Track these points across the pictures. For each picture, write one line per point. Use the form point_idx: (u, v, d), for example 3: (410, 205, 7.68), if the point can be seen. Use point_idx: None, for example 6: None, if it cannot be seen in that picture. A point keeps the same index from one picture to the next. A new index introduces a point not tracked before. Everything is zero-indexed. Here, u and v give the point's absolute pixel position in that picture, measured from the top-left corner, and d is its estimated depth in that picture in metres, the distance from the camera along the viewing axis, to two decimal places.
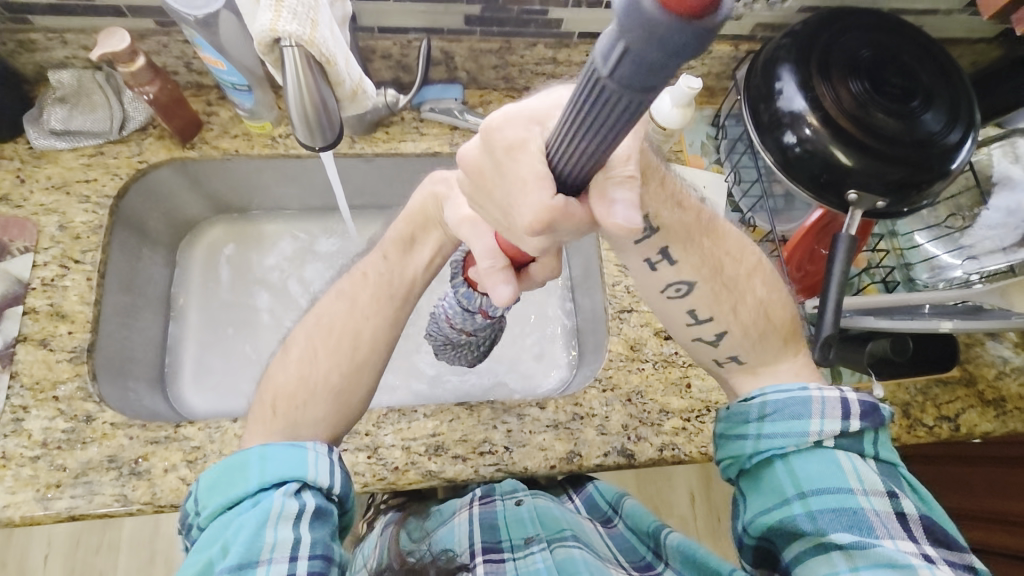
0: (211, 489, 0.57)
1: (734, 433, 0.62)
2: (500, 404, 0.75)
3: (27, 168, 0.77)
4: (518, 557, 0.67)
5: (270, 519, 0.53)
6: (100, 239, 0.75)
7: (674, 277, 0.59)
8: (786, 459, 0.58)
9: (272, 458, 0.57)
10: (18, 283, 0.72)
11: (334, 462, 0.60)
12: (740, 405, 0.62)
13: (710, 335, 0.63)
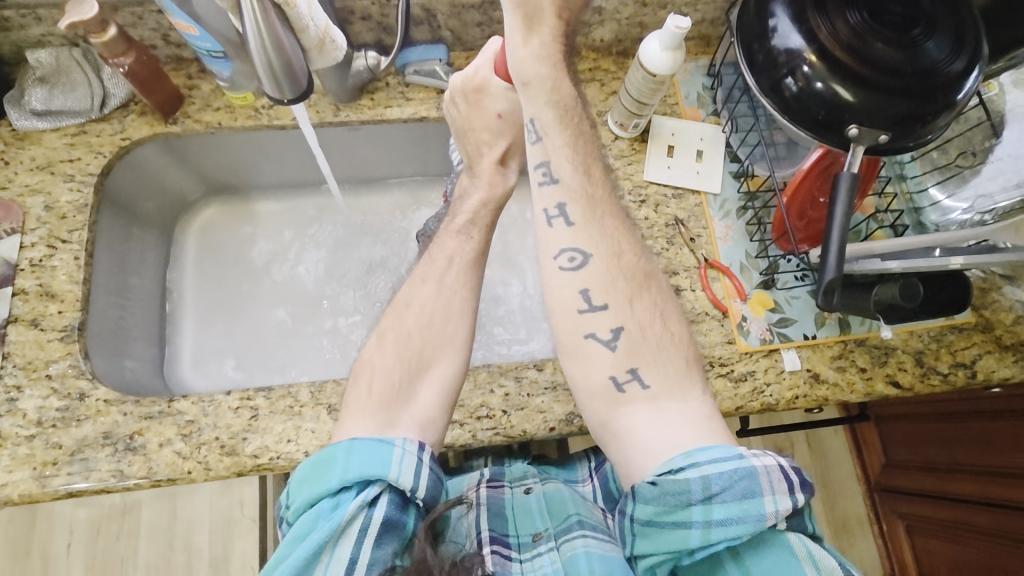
0: (302, 482, 0.57)
1: (674, 524, 0.51)
2: (496, 367, 0.73)
3: (11, 151, 0.76)
4: (524, 560, 0.66)
5: (338, 527, 0.53)
6: (86, 218, 0.74)
7: (568, 241, 0.62)
8: (734, 548, 0.50)
9: (356, 455, 0.56)
10: (6, 265, 0.71)
11: (420, 465, 0.58)
12: (674, 487, 0.51)
13: (606, 333, 0.60)
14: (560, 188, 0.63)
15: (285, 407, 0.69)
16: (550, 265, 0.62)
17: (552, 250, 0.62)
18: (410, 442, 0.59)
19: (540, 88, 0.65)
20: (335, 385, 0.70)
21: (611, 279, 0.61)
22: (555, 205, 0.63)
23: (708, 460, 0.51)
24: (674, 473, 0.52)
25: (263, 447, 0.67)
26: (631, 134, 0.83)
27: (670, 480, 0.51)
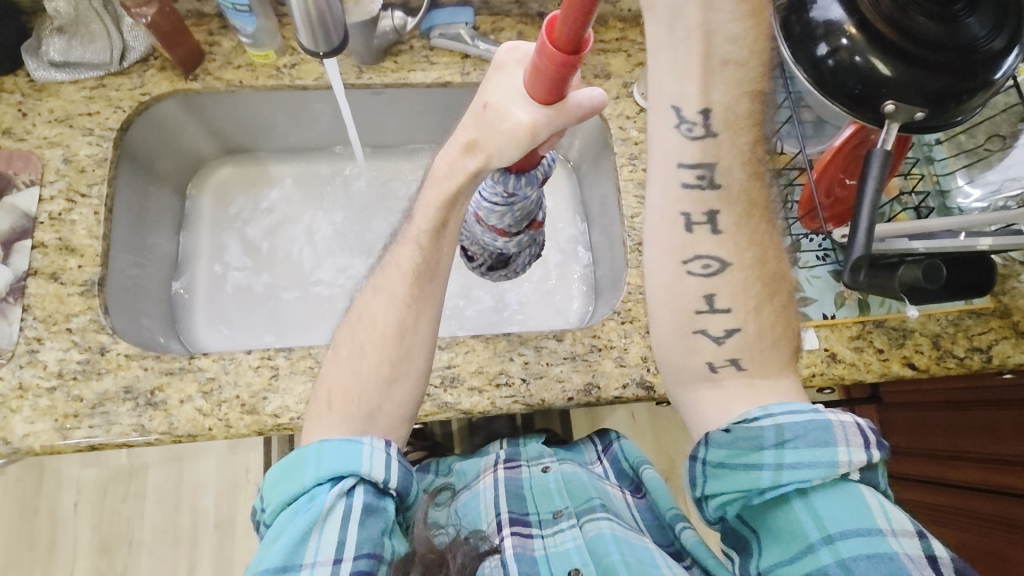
0: (274, 485, 0.59)
1: (745, 466, 0.53)
2: (516, 336, 0.74)
3: (29, 103, 0.74)
4: (547, 536, 0.72)
5: (318, 520, 0.55)
6: (106, 172, 0.73)
7: (708, 246, 0.53)
8: (801, 494, 0.53)
9: (326, 455, 0.58)
10: (26, 218, 0.70)
11: (391, 456, 0.60)
12: (746, 432, 0.53)
13: (717, 331, 0.55)
14: (688, 178, 0.52)
15: (305, 368, 0.69)
16: (673, 274, 0.55)
17: (676, 258, 0.54)
18: (377, 438, 0.60)
19: (744, 68, 0.49)
20: None
21: (746, 287, 0.54)
22: (694, 208, 0.52)
23: (783, 410, 0.53)
24: (747, 420, 0.54)
25: (284, 407, 0.67)
26: None
27: (744, 426, 0.53)
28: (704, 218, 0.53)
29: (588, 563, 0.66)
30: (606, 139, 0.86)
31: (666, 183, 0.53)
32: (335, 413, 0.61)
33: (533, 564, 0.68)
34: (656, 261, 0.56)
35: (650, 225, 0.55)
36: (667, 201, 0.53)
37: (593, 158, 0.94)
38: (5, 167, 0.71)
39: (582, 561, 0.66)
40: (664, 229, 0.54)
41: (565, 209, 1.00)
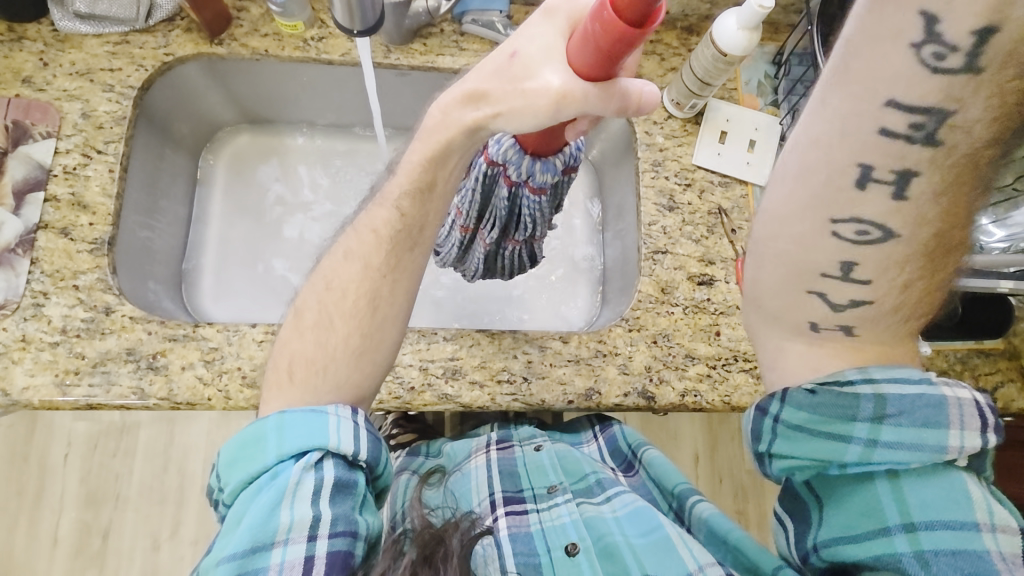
0: (232, 466, 0.58)
1: (830, 436, 0.48)
2: (522, 334, 0.73)
3: (51, 53, 0.72)
4: (542, 509, 0.74)
5: (286, 496, 0.54)
6: (124, 131, 0.72)
7: (874, 215, 0.40)
8: (891, 475, 0.48)
9: (289, 428, 0.57)
10: (39, 169, 0.69)
11: (357, 427, 0.60)
12: (837, 400, 0.48)
13: (839, 298, 0.45)
14: (896, 123, 0.36)
15: None
16: (813, 228, 0.43)
17: (821, 216, 0.42)
18: (342, 408, 0.60)
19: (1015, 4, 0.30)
20: None
21: (901, 263, 0.42)
22: (882, 160, 0.38)
23: (888, 379, 0.47)
24: (841, 384, 0.48)
25: None
26: (685, 114, 0.81)
27: (835, 391, 0.48)
28: (893, 177, 0.38)
29: (586, 538, 0.70)
30: (630, 145, 0.85)
31: (856, 125, 0.38)
32: (294, 390, 0.61)
33: (531, 540, 0.70)
34: (780, 205, 0.44)
35: (799, 158, 0.41)
36: (851, 147, 0.38)
37: (614, 160, 0.93)
38: (22, 116, 0.70)
39: (580, 536, 0.70)
40: (825, 180, 0.40)
41: (581, 208, 0.99)
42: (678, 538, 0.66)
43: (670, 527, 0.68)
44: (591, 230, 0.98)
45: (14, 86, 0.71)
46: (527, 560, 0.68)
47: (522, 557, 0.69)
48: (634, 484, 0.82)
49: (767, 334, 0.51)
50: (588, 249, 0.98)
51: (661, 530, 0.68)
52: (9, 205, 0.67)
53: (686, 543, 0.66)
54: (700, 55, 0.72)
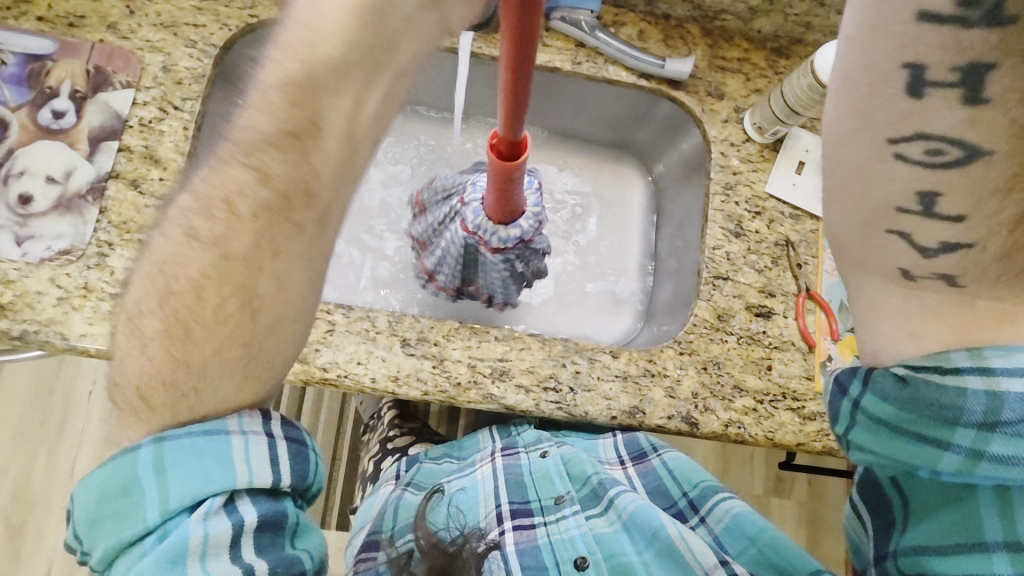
0: (95, 524, 0.46)
1: (922, 437, 0.44)
2: (573, 343, 0.72)
3: (139, 1, 0.72)
4: (549, 522, 0.74)
5: (194, 559, 0.45)
6: (202, 89, 0.71)
7: (953, 122, 0.36)
8: (1000, 487, 0.43)
9: (169, 468, 0.46)
10: (116, 117, 0.68)
11: (276, 453, 0.49)
12: (932, 395, 0.42)
13: (926, 240, 0.40)
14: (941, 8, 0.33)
15: (361, 330, 0.69)
16: (870, 154, 0.39)
17: (881, 137, 0.38)
18: (248, 420, 0.48)
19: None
20: (413, 320, 0.70)
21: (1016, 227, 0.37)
22: (936, 62, 0.34)
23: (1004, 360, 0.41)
24: (942, 370, 0.42)
25: (334, 363, 0.67)
26: (764, 139, 0.79)
27: (932, 384, 0.42)
28: (952, 78, 0.34)
29: (596, 552, 0.70)
30: (700, 164, 0.83)
31: (890, 15, 0.35)
32: (145, 422, 0.47)
33: (539, 554, 0.71)
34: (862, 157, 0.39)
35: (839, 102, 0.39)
36: (887, 45, 0.35)
37: (677, 176, 0.90)
38: (105, 63, 0.69)
39: (590, 550, 0.70)
40: (867, 90, 0.37)
41: (635, 220, 0.98)
42: (680, 540, 0.67)
43: (670, 528, 0.68)
44: (643, 243, 0.97)
45: (99, 31, 0.70)
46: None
47: (532, 572, 0.70)
48: (642, 472, 0.79)
49: (861, 285, 0.44)
50: (637, 262, 0.96)
51: (664, 534, 0.68)
52: (84, 151, 0.67)
53: (688, 544, 0.67)
54: (794, 82, 0.71)
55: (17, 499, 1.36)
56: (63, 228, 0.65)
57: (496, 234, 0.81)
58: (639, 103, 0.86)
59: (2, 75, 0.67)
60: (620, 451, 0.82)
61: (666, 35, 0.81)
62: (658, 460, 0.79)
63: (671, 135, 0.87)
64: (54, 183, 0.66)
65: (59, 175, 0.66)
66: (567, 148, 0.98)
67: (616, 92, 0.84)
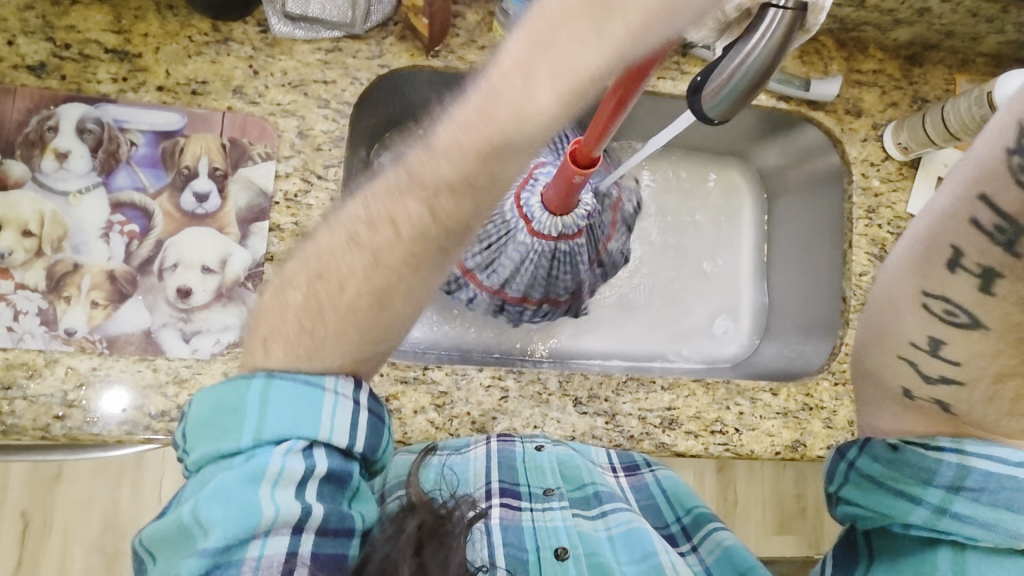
0: (201, 429, 0.46)
1: (899, 492, 0.48)
2: (734, 385, 0.73)
3: (261, 59, 0.65)
4: (535, 509, 0.63)
5: (265, 485, 0.43)
6: (343, 154, 0.66)
7: (968, 301, 0.41)
8: (956, 546, 0.46)
9: (273, 403, 0.45)
10: (261, 195, 0.64)
11: (358, 416, 0.48)
12: (918, 461, 0.47)
13: (930, 370, 0.45)
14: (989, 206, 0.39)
15: (534, 394, 0.69)
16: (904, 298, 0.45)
17: (917, 287, 0.44)
18: (343, 382, 0.47)
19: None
20: (582, 378, 0.70)
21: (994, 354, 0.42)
22: (972, 251, 0.40)
23: (980, 454, 0.46)
24: (928, 447, 0.47)
25: (513, 430, 0.68)
26: (906, 158, 0.78)
27: (917, 452, 0.47)
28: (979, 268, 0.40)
29: (578, 545, 0.60)
30: (832, 183, 0.82)
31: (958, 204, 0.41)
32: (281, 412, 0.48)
33: (522, 534, 0.60)
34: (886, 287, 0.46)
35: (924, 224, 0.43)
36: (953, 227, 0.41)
37: (798, 190, 0.88)
38: (239, 135, 0.64)
39: (572, 543, 0.60)
40: (924, 253, 0.43)
41: (746, 235, 0.94)
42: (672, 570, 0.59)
43: (664, 556, 0.59)
44: (756, 258, 0.94)
45: (225, 97, 0.64)
46: (515, 555, 0.58)
47: (512, 549, 0.58)
48: (635, 486, 0.70)
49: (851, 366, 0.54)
50: (751, 279, 0.93)
51: (656, 558, 0.59)
52: (235, 235, 0.63)
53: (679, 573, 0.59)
54: (962, 109, 0.71)
55: (107, 529, 1.16)
56: (229, 320, 0.62)
57: (553, 226, 0.73)
58: (767, 118, 0.84)
59: (134, 157, 0.62)
60: (612, 457, 0.70)
61: (802, 51, 0.78)
62: (652, 477, 0.71)
63: (801, 152, 0.85)
64: (210, 273, 0.62)
65: (214, 264, 0.63)
66: (678, 163, 0.94)
67: (745, 110, 0.82)
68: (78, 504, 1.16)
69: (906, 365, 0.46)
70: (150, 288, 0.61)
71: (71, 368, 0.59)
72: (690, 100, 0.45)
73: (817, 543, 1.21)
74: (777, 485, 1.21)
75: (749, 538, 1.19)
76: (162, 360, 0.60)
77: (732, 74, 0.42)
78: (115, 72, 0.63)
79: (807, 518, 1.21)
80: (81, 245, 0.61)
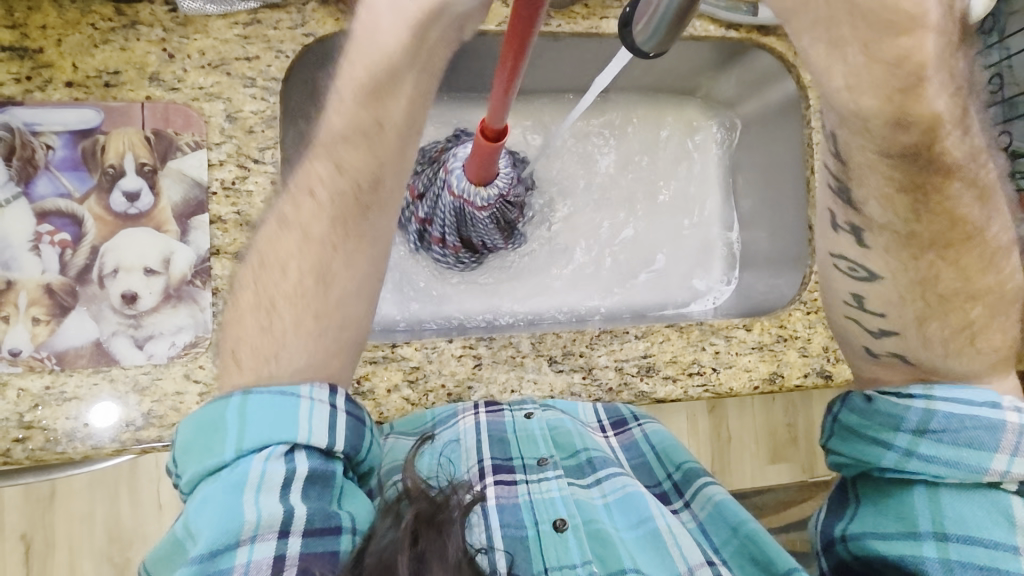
0: (186, 452, 0.45)
1: (872, 440, 0.50)
2: (708, 325, 0.72)
3: (174, 40, 0.61)
4: (531, 480, 0.62)
5: (248, 491, 0.42)
6: (277, 134, 0.62)
7: (857, 254, 0.48)
8: (929, 485, 0.48)
9: (252, 417, 0.44)
10: (197, 186, 0.61)
11: (337, 416, 0.46)
12: (889, 409, 0.49)
13: (871, 325, 0.51)
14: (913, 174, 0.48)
15: (508, 358, 0.68)
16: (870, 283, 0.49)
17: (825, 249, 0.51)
18: (319, 388, 0.46)
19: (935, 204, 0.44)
20: (555, 336, 0.69)
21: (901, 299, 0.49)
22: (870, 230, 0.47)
23: (945, 397, 0.48)
24: (899, 396, 0.50)
25: (491, 397, 0.67)
26: None
27: (890, 400, 0.50)
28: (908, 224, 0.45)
29: (576, 514, 0.59)
30: (790, 112, 0.79)
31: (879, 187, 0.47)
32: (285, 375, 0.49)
33: (519, 512, 0.59)
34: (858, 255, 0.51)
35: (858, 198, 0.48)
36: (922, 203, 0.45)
37: (757, 121, 0.86)
38: (163, 125, 0.60)
39: (570, 512, 0.59)
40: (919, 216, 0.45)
41: (708, 175, 0.92)
42: (668, 533, 0.59)
43: (660, 520, 0.60)
44: (724, 197, 0.92)
45: (141, 86, 0.60)
46: (513, 534, 0.57)
47: (511, 530, 0.58)
48: (625, 444, 0.71)
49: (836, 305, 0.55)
50: (719, 217, 0.92)
51: (652, 523, 0.59)
52: (175, 232, 0.60)
53: (676, 538, 0.59)
54: None
55: (112, 540, 1.02)
56: (182, 320, 0.60)
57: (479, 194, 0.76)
58: (718, 50, 0.81)
59: (52, 161, 0.59)
60: (600, 415, 0.72)
61: None
62: (641, 431, 0.72)
63: (757, 79, 0.82)
64: (154, 274, 0.60)
65: (157, 265, 0.60)
66: (635, 106, 0.91)
67: (695, 43, 0.79)
68: (80, 519, 1.02)
69: (852, 323, 0.52)
70: (92, 297, 0.59)
71: (22, 390, 0.56)
72: (622, 34, 0.44)
73: (811, 467, 1.23)
74: (769, 418, 1.22)
75: (745, 470, 1.21)
76: (117, 371, 0.58)
77: (658, 3, 0.40)
78: (16, 71, 0.58)
79: (799, 446, 1.22)
80: (11, 261, 0.57)
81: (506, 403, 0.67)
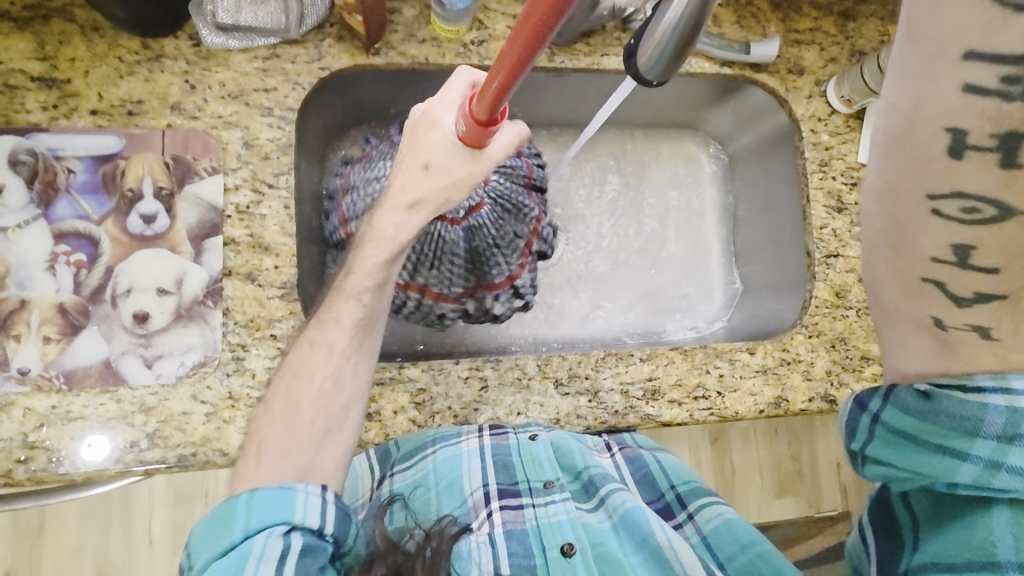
0: (200, 543, 0.49)
1: (938, 447, 0.41)
2: (711, 348, 0.73)
3: (197, 72, 0.64)
4: (538, 504, 0.65)
5: (249, 564, 0.46)
6: (292, 160, 0.64)
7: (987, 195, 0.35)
8: (1015, 503, 0.39)
9: (257, 506, 0.49)
10: (212, 210, 0.62)
11: (329, 500, 0.51)
12: (959, 410, 0.39)
13: (963, 290, 0.37)
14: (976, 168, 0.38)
15: (514, 380, 0.68)
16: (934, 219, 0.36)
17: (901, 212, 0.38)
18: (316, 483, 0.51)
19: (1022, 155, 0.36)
20: (561, 358, 0.69)
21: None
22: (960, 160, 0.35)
23: None
24: (968, 391, 0.39)
25: (497, 420, 0.66)
26: (851, 110, 0.79)
27: (955, 399, 0.39)
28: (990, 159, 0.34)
29: (583, 538, 0.61)
30: (783, 144, 0.83)
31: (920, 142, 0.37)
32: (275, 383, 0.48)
33: (525, 539, 0.62)
34: None
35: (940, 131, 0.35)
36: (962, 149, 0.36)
37: (753, 153, 0.89)
38: (182, 151, 0.63)
39: (578, 536, 0.62)
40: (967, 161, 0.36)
41: (705, 205, 0.95)
42: (670, 549, 0.59)
43: (661, 535, 0.59)
44: (722, 226, 0.95)
45: (163, 114, 0.63)
46: (522, 563, 0.60)
47: (517, 558, 0.60)
48: (630, 459, 0.70)
49: None
50: (717, 247, 0.94)
51: (653, 539, 0.59)
52: (188, 253, 0.61)
53: (678, 553, 0.58)
54: None
55: None
56: (191, 340, 0.60)
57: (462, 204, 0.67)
58: (712, 86, 0.85)
59: (73, 185, 0.61)
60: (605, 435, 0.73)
61: (738, 16, 0.79)
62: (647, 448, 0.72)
63: (751, 113, 0.86)
64: (166, 295, 0.60)
65: (170, 285, 0.61)
66: (635, 140, 0.95)
67: (690, 79, 0.83)
68: (68, 555, 0.98)
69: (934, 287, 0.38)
70: (104, 317, 0.59)
71: (29, 409, 0.56)
72: (627, 64, 0.46)
73: (817, 501, 1.21)
74: (773, 449, 1.21)
75: (750, 505, 1.19)
76: (124, 391, 0.58)
77: (662, 34, 0.42)
78: (44, 100, 0.61)
79: (805, 478, 1.21)
80: (26, 280, 0.58)
81: (512, 425, 0.67)
